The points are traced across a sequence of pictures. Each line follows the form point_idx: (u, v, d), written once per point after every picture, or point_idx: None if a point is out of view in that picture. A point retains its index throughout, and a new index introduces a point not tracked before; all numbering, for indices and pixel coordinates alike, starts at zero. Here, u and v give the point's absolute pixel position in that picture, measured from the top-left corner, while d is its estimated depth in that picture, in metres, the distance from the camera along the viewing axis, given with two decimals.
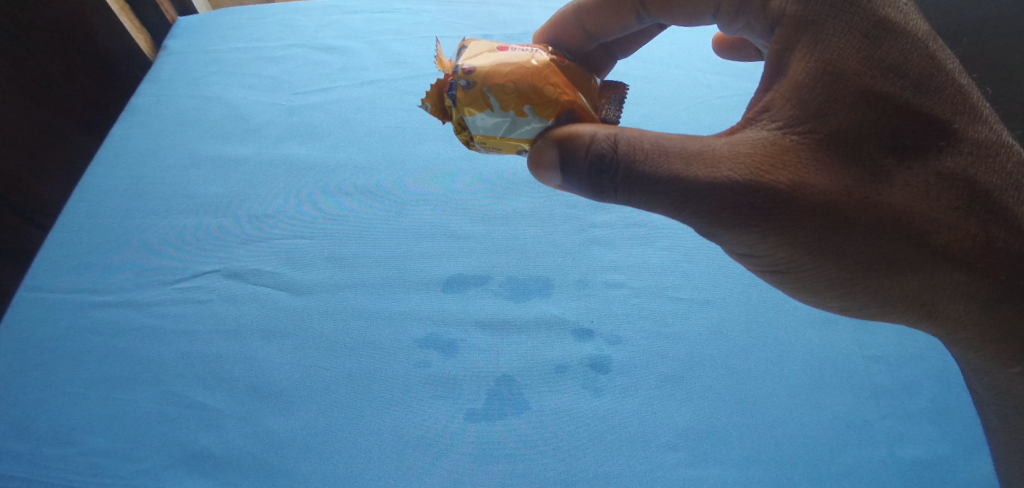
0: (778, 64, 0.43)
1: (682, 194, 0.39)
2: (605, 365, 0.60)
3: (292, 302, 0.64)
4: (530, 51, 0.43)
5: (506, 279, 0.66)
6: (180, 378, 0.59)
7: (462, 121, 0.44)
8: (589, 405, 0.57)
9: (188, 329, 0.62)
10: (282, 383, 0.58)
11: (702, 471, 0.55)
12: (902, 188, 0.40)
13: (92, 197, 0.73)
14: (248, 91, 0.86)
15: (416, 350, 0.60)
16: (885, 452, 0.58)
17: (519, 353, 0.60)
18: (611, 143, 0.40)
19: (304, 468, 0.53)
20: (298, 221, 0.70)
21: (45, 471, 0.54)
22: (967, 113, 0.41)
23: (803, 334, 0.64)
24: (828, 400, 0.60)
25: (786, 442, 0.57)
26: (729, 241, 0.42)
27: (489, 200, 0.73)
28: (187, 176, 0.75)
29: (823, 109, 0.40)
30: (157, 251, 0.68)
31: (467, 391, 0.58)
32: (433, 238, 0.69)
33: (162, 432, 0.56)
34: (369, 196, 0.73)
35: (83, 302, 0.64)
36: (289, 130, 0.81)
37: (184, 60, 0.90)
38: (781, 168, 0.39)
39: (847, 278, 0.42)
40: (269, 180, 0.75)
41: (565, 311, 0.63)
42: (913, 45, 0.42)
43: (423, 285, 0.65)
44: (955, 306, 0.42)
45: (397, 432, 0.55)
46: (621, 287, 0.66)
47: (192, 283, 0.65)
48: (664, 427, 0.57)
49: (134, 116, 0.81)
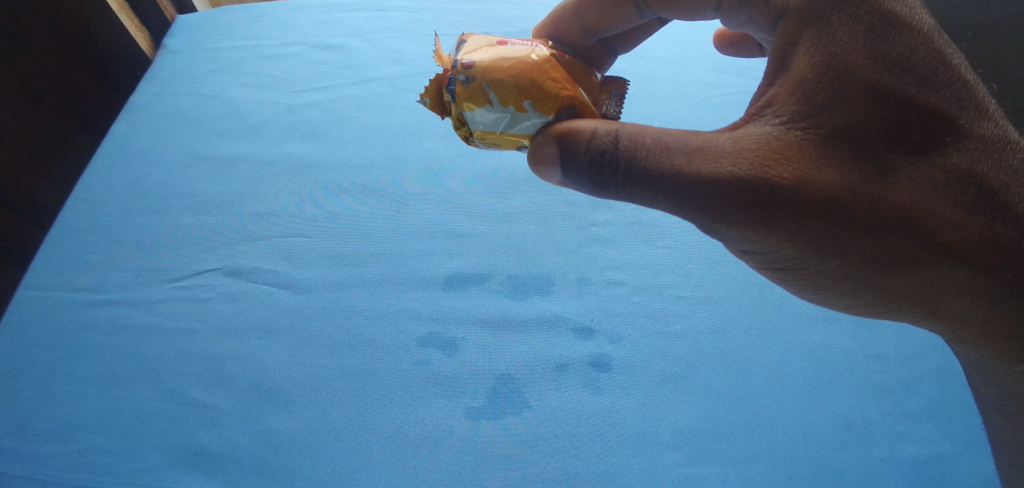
0: (781, 59, 0.43)
1: (685, 191, 0.39)
2: (606, 364, 0.60)
3: (291, 300, 0.63)
4: (529, 46, 0.43)
5: (506, 278, 0.65)
6: (179, 376, 0.59)
7: (461, 117, 0.44)
8: (590, 403, 0.57)
9: (188, 328, 0.62)
10: (281, 382, 0.58)
11: (704, 470, 0.54)
12: (908, 184, 0.39)
13: (91, 196, 0.72)
14: (248, 89, 0.85)
15: (416, 348, 0.60)
16: (887, 451, 0.57)
17: (520, 351, 0.60)
18: (611, 139, 0.39)
19: (303, 466, 0.53)
20: (298, 218, 0.70)
21: (45, 470, 0.53)
22: (972, 109, 0.41)
23: (804, 333, 0.64)
24: (830, 398, 0.60)
25: (789, 441, 0.57)
26: (731, 237, 0.42)
27: (489, 198, 0.73)
28: (187, 174, 0.75)
29: (826, 104, 0.40)
30: (156, 250, 0.68)
31: (468, 389, 0.57)
32: (433, 236, 0.69)
33: (161, 431, 0.55)
34: (369, 194, 0.73)
35: (83, 301, 0.64)
36: (289, 128, 0.80)
37: (184, 58, 0.90)
38: (784, 163, 0.39)
39: (851, 275, 0.41)
40: (269, 178, 0.74)
41: (566, 309, 0.63)
42: (918, 40, 0.41)
43: (423, 283, 0.65)
44: (961, 304, 0.42)
45: (397, 430, 0.55)
46: (621, 285, 0.66)
47: (191, 281, 0.65)
48: (666, 426, 0.56)
49: (133, 115, 0.81)
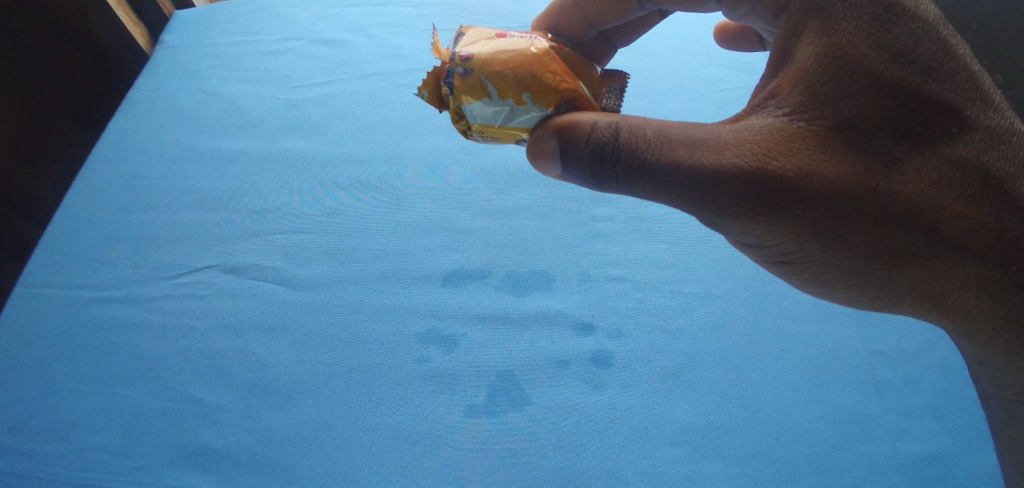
0: (785, 50, 0.42)
1: (686, 184, 0.38)
2: (606, 360, 0.59)
3: (290, 297, 0.63)
4: (528, 38, 0.42)
5: (507, 274, 0.65)
6: (179, 373, 0.58)
7: (459, 110, 0.44)
8: (589, 398, 0.57)
9: (188, 325, 0.62)
10: (281, 379, 0.57)
11: (705, 466, 0.54)
12: (913, 176, 0.39)
13: (90, 191, 0.72)
14: (247, 84, 0.85)
15: (417, 344, 0.60)
16: (889, 448, 0.57)
17: (520, 347, 0.59)
18: (612, 131, 0.39)
19: (304, 464, 0.53)
20: (296, 215, 0.70)
21: (46, 468, 0.53)
22: (978, 100, 0.41)
23: (805, 329, 0.63)
24: (831, 394, 0.59)
25: (790, 438, 0.56)
26: (734, 231, 0.41)
27: (489, 193, 0.72)
28: (186, 170, 0.75)
29: (831, 95, 0.39)
30: (155, 247, 0.67)
31: (468, 386, 0.57)
32: (433, 232, 0.68)
33: (162, 428, 0.55)
34: (368, 190, 0.72)
35: (81, 298, 0.63)
36: (288, 123, 0.80)
37: (182, 54, 0.89)
38: (788, 155, 0.38)
39: (856, 268, 0.41)
40: (268, 174, 0.74)
41: (567, 306, 0.63)
42: (924, 29, 0.41)
43: (422, 279, 0.64)
44: (966, 297, 0.41)
45: (397, 428, 0.54)
46: (622, 281, 0.65)
47: (189, 278, 0.65)
48: (667, 422, 0.56)
49: (131, 110, 0.81)
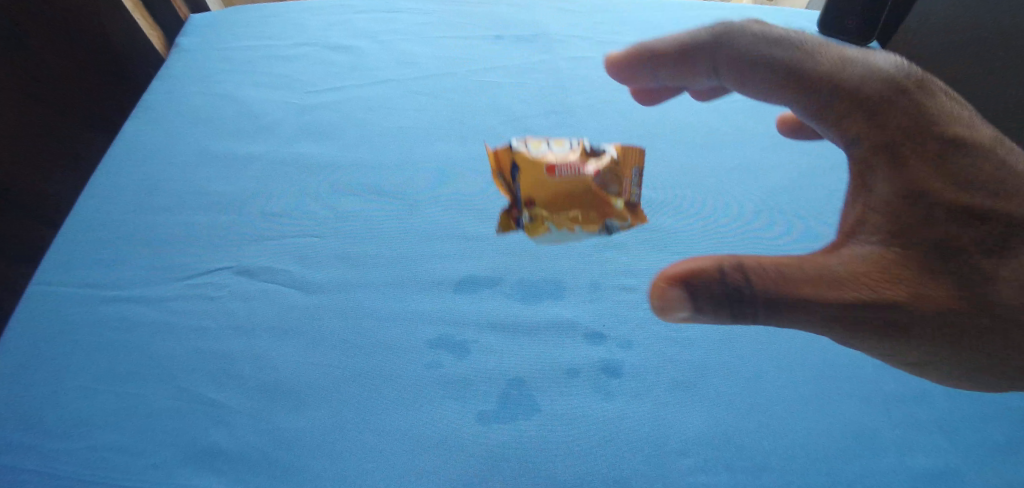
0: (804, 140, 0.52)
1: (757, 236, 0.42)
2: (615, 369, 0.59)
3: (302, 300, 0.64)
4: None
5: (518, 281, 0.65)
6: (191, 374, 0.59)
7: None
8: (599, 406, 0.57)
9: (199, 327, 0.62)
10: (293, 382, 0.58)
11: (715, 476, 0.54)
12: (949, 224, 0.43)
13: (104, 193, 0.73)
14: (261, 88, 0.86)
15: (427, 350, 0.60)
16: (902, 461, 0.56)
17: (529, 355, 0.60)
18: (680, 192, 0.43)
19: (316, 467, 0.53)
20: (310, 219, 0.70)
21: (56, 465, 0.53)
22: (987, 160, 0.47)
23: (813, 341, 0.63)
24: (839, 407, 0.59)
25: (800, 450, 0.56)
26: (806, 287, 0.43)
27: (500, 201, 0.73)
28: (199, 173, 0.75)
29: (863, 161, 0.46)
30: (169, 247, 0.68)
31: (478, 392, 0.57)
32: (445, 239, 0.69)
33: (174, 428, 0.55)
34: (381, 196, 0.73)
35: (96, 299, 0.64)
36: (301, 128, 0.81)
37: (197, 57, 0.90)
38: None
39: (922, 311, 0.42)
40: (282, 178, 0.75)
41: (577, 314, 0.63)
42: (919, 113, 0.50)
43: (434, 285, 0.65)
44: None
45: (409, 433, 0.54)
46: (631, 290, 0.66)
47: (202, 280, 0.65)
48: (676, 432, 0.56)
49: (146, 113, 0.81)
